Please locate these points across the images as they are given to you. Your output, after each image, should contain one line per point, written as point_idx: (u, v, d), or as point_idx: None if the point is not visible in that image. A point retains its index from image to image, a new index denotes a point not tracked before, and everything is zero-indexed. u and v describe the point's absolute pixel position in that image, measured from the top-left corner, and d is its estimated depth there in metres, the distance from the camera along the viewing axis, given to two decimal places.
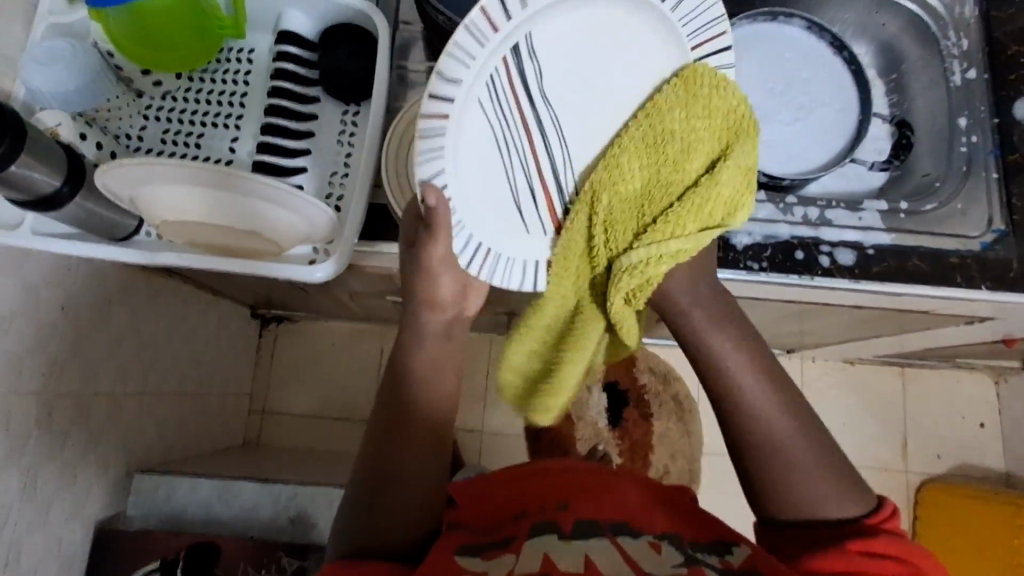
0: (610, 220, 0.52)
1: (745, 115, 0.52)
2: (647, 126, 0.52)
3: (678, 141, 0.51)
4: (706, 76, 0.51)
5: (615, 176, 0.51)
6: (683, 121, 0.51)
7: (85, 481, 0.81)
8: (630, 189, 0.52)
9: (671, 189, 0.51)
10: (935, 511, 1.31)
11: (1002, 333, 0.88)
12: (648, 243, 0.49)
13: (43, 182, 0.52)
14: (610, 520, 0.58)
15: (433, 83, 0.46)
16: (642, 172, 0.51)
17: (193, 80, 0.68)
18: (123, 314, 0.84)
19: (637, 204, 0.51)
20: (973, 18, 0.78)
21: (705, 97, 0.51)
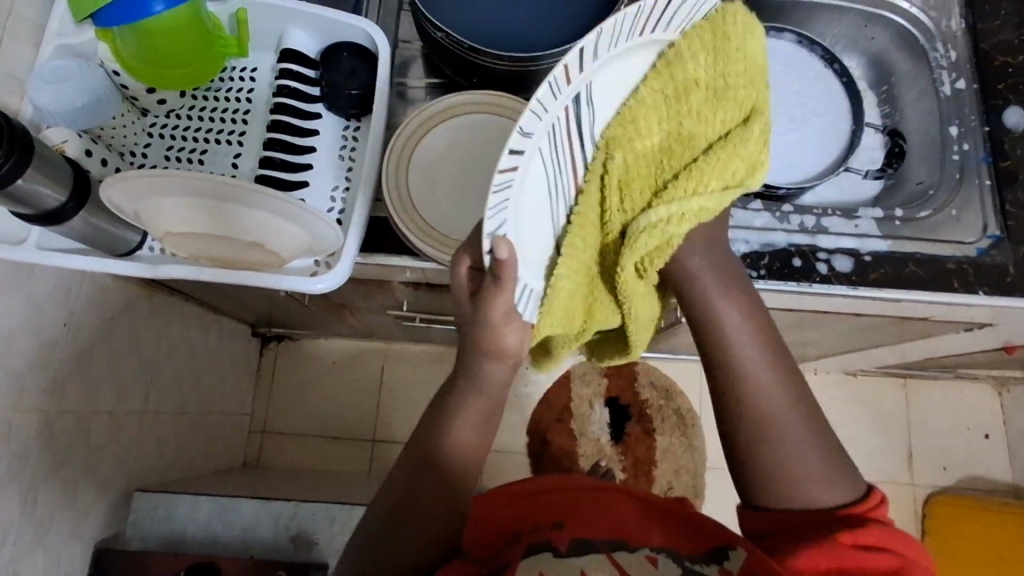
0: (627, 174, 0.48)
1: (759, 72, 0.49)
2: (667, 79, 0.46)
3: (704, 98, 0.47)
4: (730, 17, 0.46)
5: (632, 133, 0.48)
6: (709, 70, 0.46)
7: (84, 500, 0.80)
8: (648, 145, 0.48)
9: (694, 144, 0.48)
10: (943, 525, 1.29)
11: (1003, 340, 0.88)
12: (669, 206, 0.46)
13: (49, 197, 0.53)
14: (604, 539, 0.59)
15: (512, 136, 0.39)
16: (664, 122, 0.48)
17: (196, 98, 0.69)
18: (124, 332, 0.84)
19: (654, 164, 0.48)
20: (959, 31, 0.79)
21: (740, 42, 0.46)
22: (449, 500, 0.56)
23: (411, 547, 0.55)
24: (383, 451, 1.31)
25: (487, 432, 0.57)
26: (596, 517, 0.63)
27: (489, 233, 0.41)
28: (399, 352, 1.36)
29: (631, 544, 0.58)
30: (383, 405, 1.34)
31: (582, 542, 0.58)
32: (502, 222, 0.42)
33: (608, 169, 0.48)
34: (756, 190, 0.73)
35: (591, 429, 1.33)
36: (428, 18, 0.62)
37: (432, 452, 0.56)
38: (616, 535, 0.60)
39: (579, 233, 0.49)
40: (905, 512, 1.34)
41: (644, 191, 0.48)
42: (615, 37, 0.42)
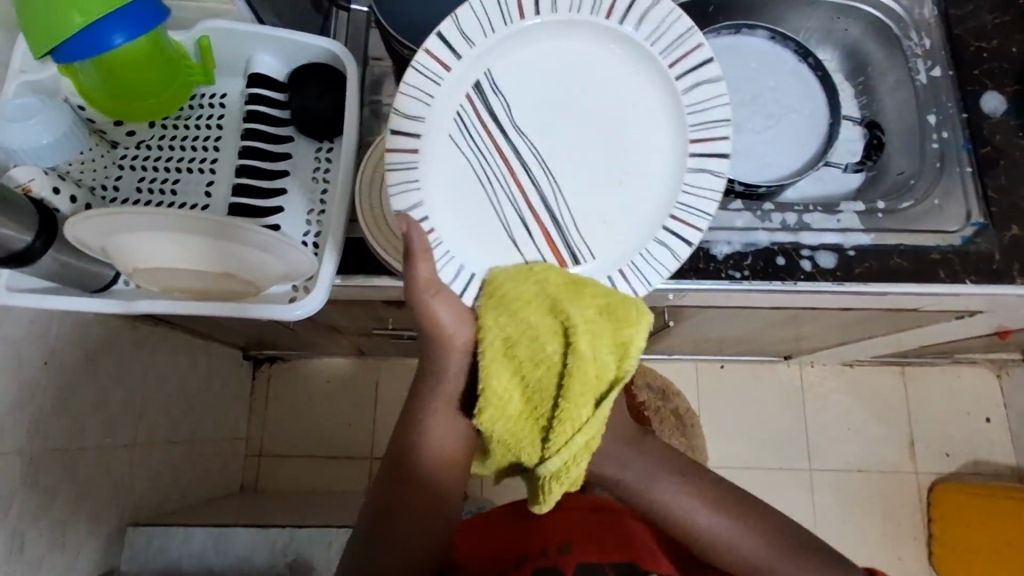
0: (510, 431, 0.50)
1: (557, 287, 0.52)
2: (491, 349, 0.50)
3: (527, 347, 0.49)
4: (512, 278, 0.53)
5: (492, 407, 0.49)
6: (513, 326, 0.50)
7: (74, 538, 0.79)
8: (512, 408, 0.50)
9: (546, 389, 0.49)
10: (950, 512, 1.28)
11: (995, 326, 0.87)
12: (552, 440, 0.48)
13: (14, 238, 0.52)
14: (616, 563, 0.60)
15: (398, 122, 0.54)
16: (510, 386, 0.50)
17: (166, 127, 0.69)
18: (108, 365, 0.83)
19: (524, 413, 0.50)
20: (932, 18, 0.79)
21: (524, 291, 0.52)
22: (435, 503, 0.56)
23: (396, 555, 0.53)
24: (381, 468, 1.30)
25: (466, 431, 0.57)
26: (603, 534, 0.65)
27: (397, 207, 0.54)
28: (393, 368, 1.35)
29: (639, 567, 0.60)
30: (380, 422, 1.33)
31: (591, 567, 0.60)
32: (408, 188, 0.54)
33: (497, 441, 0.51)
34: (736, 189, 0.74)
35: None
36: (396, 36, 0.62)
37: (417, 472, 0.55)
38: (623, 556, 0.61)
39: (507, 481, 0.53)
40: (909, 501, 1.33)
41: (529, 437, 0.50)
42: (488, 24, 0.55)
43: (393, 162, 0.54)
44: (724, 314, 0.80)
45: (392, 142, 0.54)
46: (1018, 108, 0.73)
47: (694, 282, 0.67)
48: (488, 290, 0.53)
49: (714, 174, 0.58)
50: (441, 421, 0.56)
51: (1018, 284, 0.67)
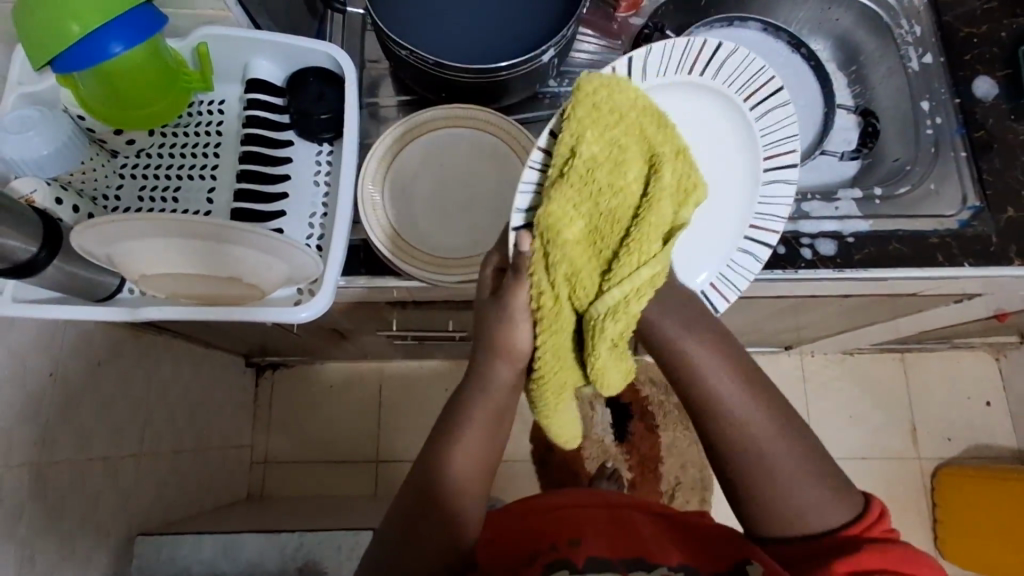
0: (570, 262, 0.44)
1: (649, 106, 0.45)
2: (566, 162, 0.43)
3: (603, 173, 0.43)
4: (600, 84, 0.43)
5: (557, 224, 0.43)
6: (600, 142, 0.43)
7: (85, 549, 0.79)
8: (576, 232, 0.43)
9: (618, 217, 0.44)
10: (954, 496, 1.29)
11: (994, 308, 0.88)
12: (619, 277, 0.42)
13: (21, 249, 0.52)
14: (623, 556, 0.57)
15: None
16: (580, 216, 0.43)
17: (166, 135, 0.69)
18: (112, 375, 0.83)
19: (585, 247, 0.44)
20: (922, 5, 0.80)
21: (612, 107, 0.43)
22: (458, 521, 0.54)
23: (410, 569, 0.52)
24: (387, 471, 1.30)
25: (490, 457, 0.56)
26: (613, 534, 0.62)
27: (516, 210, 0.47)
28: (396, 370, 1.35)
29: (648, 561, 0.57)
30: (384, 425, 1.33)
31: (598, 559, 0.57)
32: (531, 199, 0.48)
33: (554, 275, 0.44)
34: None
35: (593, 431, 1.32)
36: (391, 37, 0.61)
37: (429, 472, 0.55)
38: (633, 551, 0.58)
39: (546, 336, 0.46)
40: (913, 486, 1.34)
41: (587, 274, 0.44)
42: (665, 61, 0.52)
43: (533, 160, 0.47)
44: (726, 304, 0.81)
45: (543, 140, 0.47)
46: (1009, 91, 0.74)
47: None
48: (573, 94, 0.43)
49: (755, 258, 0.62)
50: (467, 443, 0.55)
51: (1015, 265, 0.68)
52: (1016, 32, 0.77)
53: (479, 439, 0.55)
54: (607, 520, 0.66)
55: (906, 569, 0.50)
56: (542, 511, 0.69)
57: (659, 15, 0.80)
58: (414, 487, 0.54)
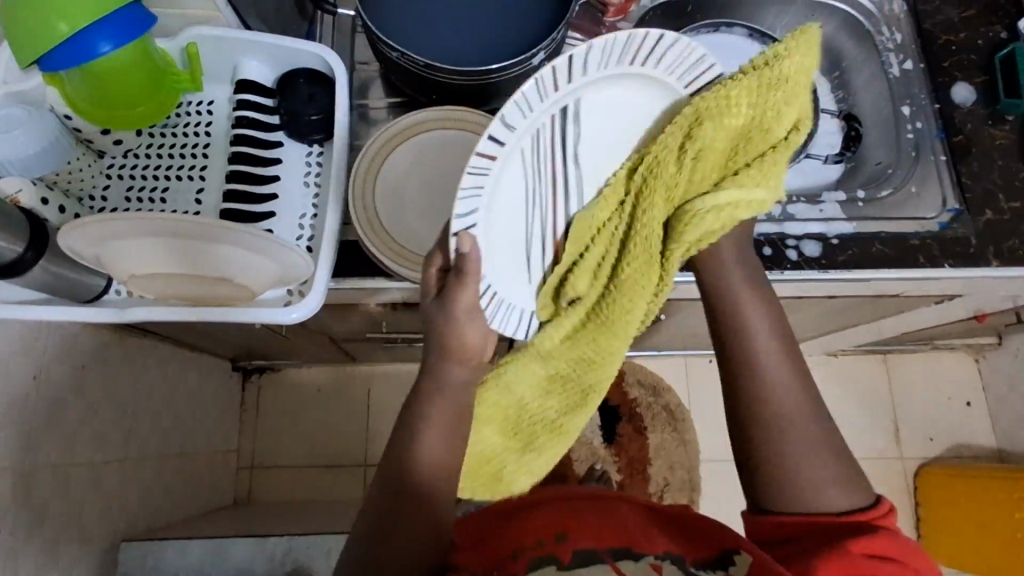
0: (694, 168, 0.48)
1: (813, 79, 0.49)
2: (762, 68, 0.47)
3: (760, 108, 0.47)
4: (801, 38, 0.47)
5: (723, 107, 0.47)
6: (791, 72, 0.47)
7: (68, 556, 0.77)
8: (725, 137, 0.48)
9: (757, 145, 0.48)
10: (937, 495, 1.31)
11: (973, 309, 0.90)
12: (718, 203, 0.48)
13: (6, 249, 0.52)
14: (610, 547, 0.58)
15: (494, 125, 0.47)
16: (722, 138, 0.47)
17: (153, 135, 0.68)
18: (97, 378, 0.82)
19: (711, 162, 0.48)
20: (902, 13, 0.82)
21: (797, 69, 0.47)
22: (433, 510, 0.55)
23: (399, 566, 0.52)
24: (375, 475, 1.30)
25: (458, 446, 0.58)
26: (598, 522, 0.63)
27: (454, 217, 0.48)
28: (384, 374, 1.35)
29: (635, 551, 0.58)
30: (373, 429, 1.32)
31: (586, 551, 0.57)
32: (472, 204, 0.49)
33: (671, 173, 0.49)
34: None
35: (582, 433, 1.33)
36: (382, 39, 0.62)
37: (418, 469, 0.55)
38: (619, 540, 0.59)
39: (647, 213, 0.50)
40: (897, 485, 1.36)
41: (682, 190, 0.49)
42: (606, 56, 0.50)
43: (471, 164, 0.48)
44: None
45: (479, 144, 0.47)
46: (986, 97, 0.77)
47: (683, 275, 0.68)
48: (804, 28, 0.47)
49: None
50: (436, 430, 0.56)
51: (994, 265, 0.70)
52: (992, 39, 0.79)
53: (447, 427, 0.57)
54: (589, 510, 0.67)
55: (911, 559, 0.50)
56: (524, 505, 0.70)
57: (646, 20, 0.82)
58: (389, 481, 0.55)
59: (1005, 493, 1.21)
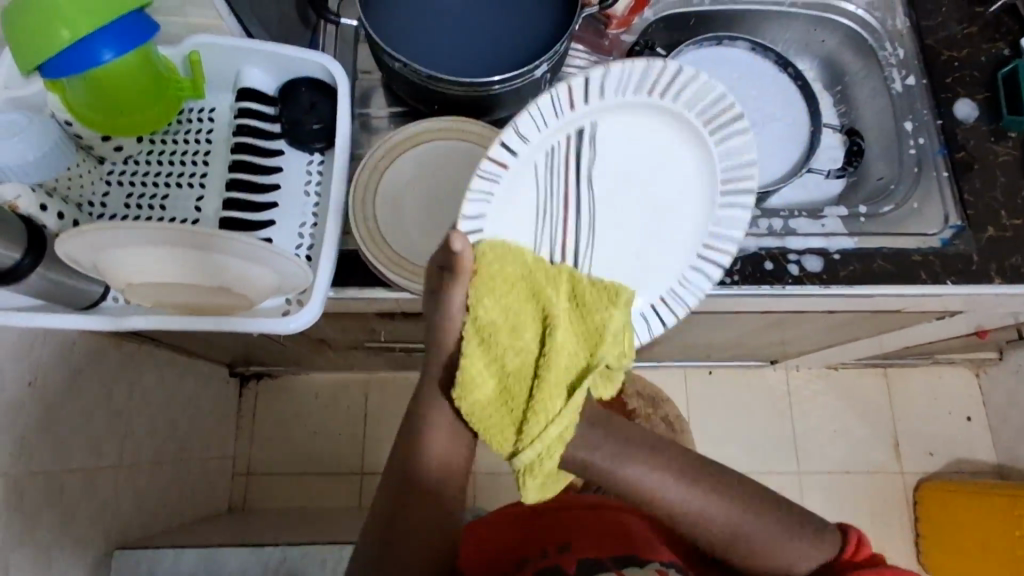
0: (487, 424, 0.48)
1: (542, 265, 0.51)
2: (472, 318, 0.48)
3: (479, 357, 0.47)
4: (495, 250, 0.50)
5: (468, 387, 0.47)
6: (497, 308, 0.48)
7: (61, 564, 0.77)
8: (510, 367, 0.47)
9: (522, 372, 0.47)
10: (937, 511, 1.30)
11: (975, 325, 0.89)
12: (529, 434, 0.45)
13: (3, 255, 0.52)
14: (613, 555, 0.58)
15: (507, 134, 0.51)
16: (484, 384, 0.47)
17: (154, 142, 0.68)
18: (93, 384, 0.82)
19: (490, 408, 0.47)
20: (904, 29, 0.82)
21: (507, 273, 0.50)
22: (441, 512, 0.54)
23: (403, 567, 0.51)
24: (372, 484, 1.29)
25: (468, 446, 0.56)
26: (600, 531, 0.63)
27: (465, 215, 0.51)
28: (383, 382, 1.34)
29: (639, 558, 0.57)
30: (370, 437, 1.32)
31: (590, 561, 0.57)
32: (479, 206, 0.52)
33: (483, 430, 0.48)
34: None
35: None
36: (385, 49, 0.62)
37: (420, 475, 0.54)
38: (623, 548, 0.59)
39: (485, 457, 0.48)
40: (896, 500, 1.35)
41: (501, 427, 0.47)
42: (623, 85, 0.54)
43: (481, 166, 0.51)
44: (715, 319, 0.82)
45: (491, 150, 0.51)
46: (989, 113, 0.76)
47: None
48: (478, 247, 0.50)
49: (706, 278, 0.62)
50: (451, 435, 0.54)
51: (996, 283, 0.69)
52: (994, 56, 0.79)
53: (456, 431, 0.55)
54: (592, 518, 0.67)
55: None
56: (525, 514, 0.70)
57: (648, 33, 0.82)
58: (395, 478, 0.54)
59: (1005, 510, 1.20)
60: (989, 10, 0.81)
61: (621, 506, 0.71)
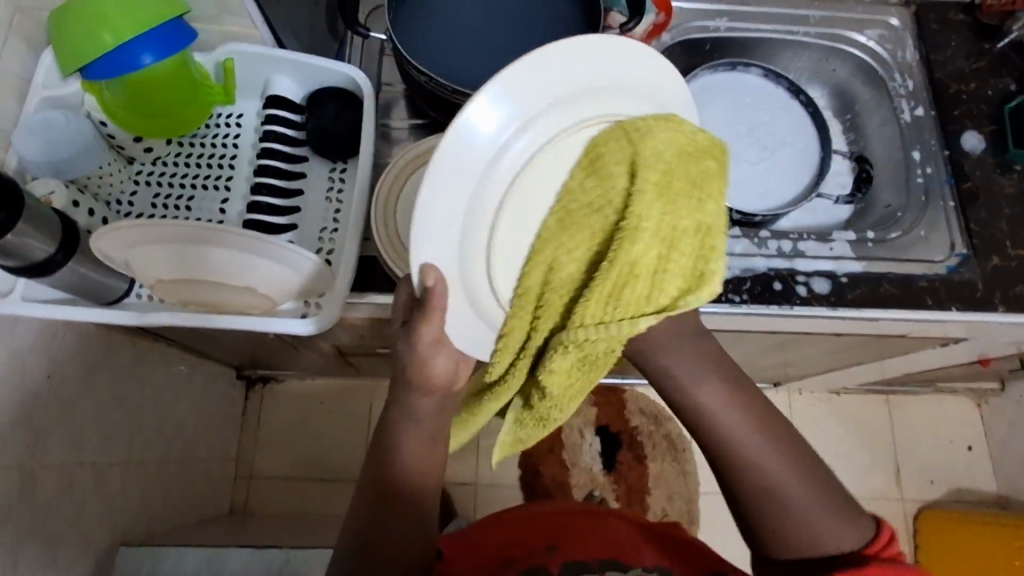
0: (667, 252, 0.44)
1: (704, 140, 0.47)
2: (660, 160, 0.44)
3: (692, 210, 0.44)
4: (617, 134, 0.45)
5: (639, 211, 0.43)
6: (678, 161, 0.44)
7: (67, 559, 0.77)
8: (671, 221, 0.44)
9: (709, 238, 0.45)
10: (938, 538, 1.29)
11: (978, 353, 0.91)
12: (603, 308, 0.43)
13: (38, 250, 0.54)
14: (599, 559, 0.63)
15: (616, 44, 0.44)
16: (663, 218, 0.43)
17: (182, 145, 0.70)
18: (107, 379, 0.83)
19: (680, 251, 0.44)
20: (914, 62, 0.84)
21: (665, 140, 0.44)
22: (424, 527, 0.55)
23: (382, 554, 0.53)
24: None
25: (439, 449, 0.57)
26: (587, 535, 0.68)
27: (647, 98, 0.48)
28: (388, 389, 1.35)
29: (624, 564, 0.62)
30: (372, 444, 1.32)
31: (575, 564, 0.62)
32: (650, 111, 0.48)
33: (680, 239, 0.44)
34: (734, 218, 0.76)
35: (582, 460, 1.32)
36: (411, 64, 0.64)
37: (393, 482, 0.55)
38: (607, 553, 0.64)
39: (639, 278, 0.43)
40: (897, 529, 1.35)
41: (625, 246, 0.42)
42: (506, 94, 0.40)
43: (631, 51, 0.45)
44: (721, 336, 0.83)
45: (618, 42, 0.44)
46: (996, 146, 0.78)
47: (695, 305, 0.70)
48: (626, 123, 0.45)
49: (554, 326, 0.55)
50: (414, 442, 0.55)
51: (1000, 311, 0.71)
52: (1001, 90, 0.81)
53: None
54: (580, 523, 0.71)
55: None
56: (513, 517, 0.74)
57: (665, 56, 0.85)
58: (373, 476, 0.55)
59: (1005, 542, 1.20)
60: (996, 46, 0.84)
61: (613, 513, 0.74)
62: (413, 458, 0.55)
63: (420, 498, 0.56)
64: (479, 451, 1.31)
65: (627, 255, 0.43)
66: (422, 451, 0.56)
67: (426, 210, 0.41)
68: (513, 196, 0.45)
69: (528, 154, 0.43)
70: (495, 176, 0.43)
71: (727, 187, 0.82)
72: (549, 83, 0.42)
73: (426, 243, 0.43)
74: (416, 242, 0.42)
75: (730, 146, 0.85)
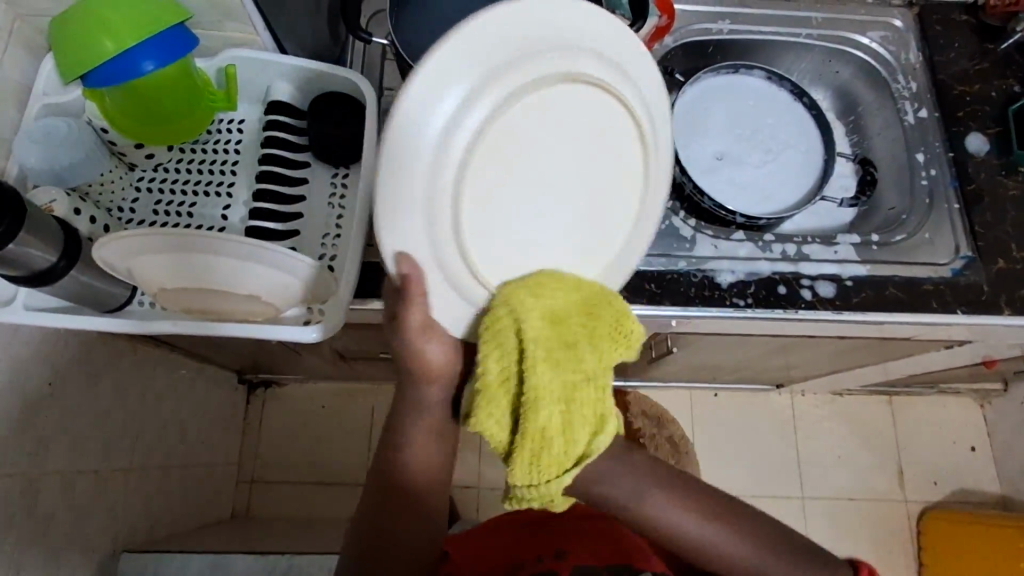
0: (573, 408, 0.47)
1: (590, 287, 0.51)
2: (539, 324, 0.46)
3: (581, 360, 0.48)
4: (519, 288, 0.48)
5: (538, 379, 0.45)
6: (551, 317, 0.47)
7: (69, 566, 0.76)
8: (571, 372, 0.47)
9: (600, 382, 0.49)
10: (942, 540, 1.29)
11: (982, 355, 0.90)
12: (533, 474, 0.46)
13: (39, 259, 0.53)
14: (610, 564, 0.62)
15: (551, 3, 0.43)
16: (558, 378, 0.46)
17: (184, 151, 0.70)
18: (109, 386, 0.83)
19: (579, 402, 0.47)
20: (917, 63, 0.84)
21: (557, 303, 0.48)
22: (430, 530, 0.55)
23: (390, 553, 0.53)
24: None
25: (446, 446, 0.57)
26: (595, 539, 0.67)
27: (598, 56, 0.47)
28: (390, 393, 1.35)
29: (635, 566, 0.62)
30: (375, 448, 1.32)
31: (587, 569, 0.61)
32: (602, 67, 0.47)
33: (583, 390, 0.47)
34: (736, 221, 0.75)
35: None
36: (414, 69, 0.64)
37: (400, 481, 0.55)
38: (617, 557, 0.64)
39: (555, 444, 0.45)
40: (900, 531, 1.34)
41: (534, 417, 0.45)
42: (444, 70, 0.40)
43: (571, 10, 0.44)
44: (725, 340, 0.82)
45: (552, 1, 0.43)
46: (1000, 148, 0.78)
47: (699, 309, 0.70)
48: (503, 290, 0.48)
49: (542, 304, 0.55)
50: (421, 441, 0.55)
51: (1005, 314, 0.70)
52: (1005, 91, 0.81)
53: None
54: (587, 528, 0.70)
55: None
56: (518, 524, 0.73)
57: (668, 59, 0.84)
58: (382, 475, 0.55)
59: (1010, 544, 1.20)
60: (999, 47, 0.83)
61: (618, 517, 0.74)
62: (420, 457, 0.55)
63: (424, 499, 0.55)
64: (482, 454, 1.31)
65: (540, 423, 0.45)
66: (427, 449, 0.55)
67: (388, 201, 0.41)
68: (472, 172, 0.44)
69: (480, 126, 0.43)
70: (450, 153, 0.43)
71: (731, 190, 0.82)
72: (484, 51, 0.41)
73: (395, 232, 0.43)
74: (384, 233, 0.42)
75: (733, 149, 0.85)
